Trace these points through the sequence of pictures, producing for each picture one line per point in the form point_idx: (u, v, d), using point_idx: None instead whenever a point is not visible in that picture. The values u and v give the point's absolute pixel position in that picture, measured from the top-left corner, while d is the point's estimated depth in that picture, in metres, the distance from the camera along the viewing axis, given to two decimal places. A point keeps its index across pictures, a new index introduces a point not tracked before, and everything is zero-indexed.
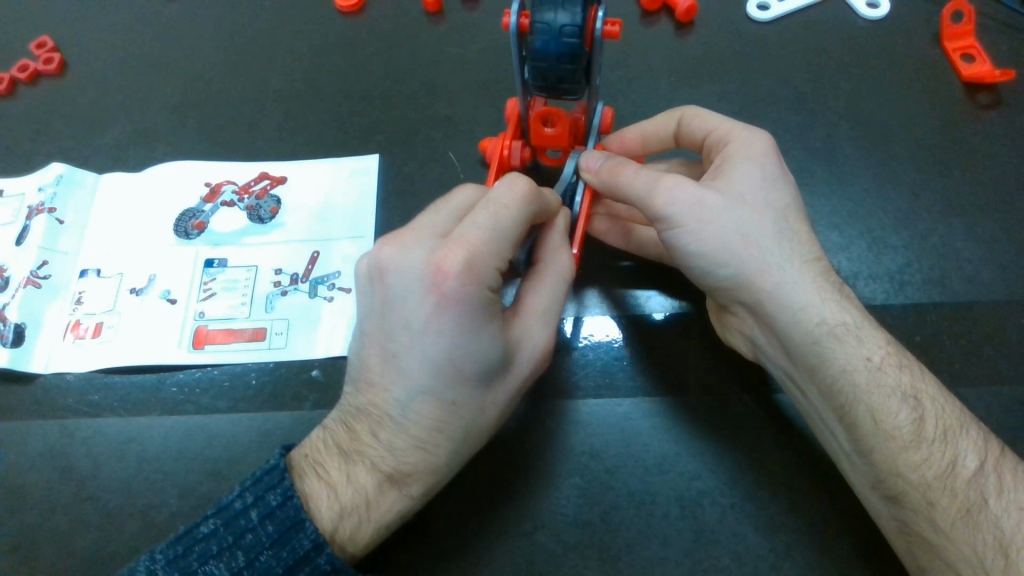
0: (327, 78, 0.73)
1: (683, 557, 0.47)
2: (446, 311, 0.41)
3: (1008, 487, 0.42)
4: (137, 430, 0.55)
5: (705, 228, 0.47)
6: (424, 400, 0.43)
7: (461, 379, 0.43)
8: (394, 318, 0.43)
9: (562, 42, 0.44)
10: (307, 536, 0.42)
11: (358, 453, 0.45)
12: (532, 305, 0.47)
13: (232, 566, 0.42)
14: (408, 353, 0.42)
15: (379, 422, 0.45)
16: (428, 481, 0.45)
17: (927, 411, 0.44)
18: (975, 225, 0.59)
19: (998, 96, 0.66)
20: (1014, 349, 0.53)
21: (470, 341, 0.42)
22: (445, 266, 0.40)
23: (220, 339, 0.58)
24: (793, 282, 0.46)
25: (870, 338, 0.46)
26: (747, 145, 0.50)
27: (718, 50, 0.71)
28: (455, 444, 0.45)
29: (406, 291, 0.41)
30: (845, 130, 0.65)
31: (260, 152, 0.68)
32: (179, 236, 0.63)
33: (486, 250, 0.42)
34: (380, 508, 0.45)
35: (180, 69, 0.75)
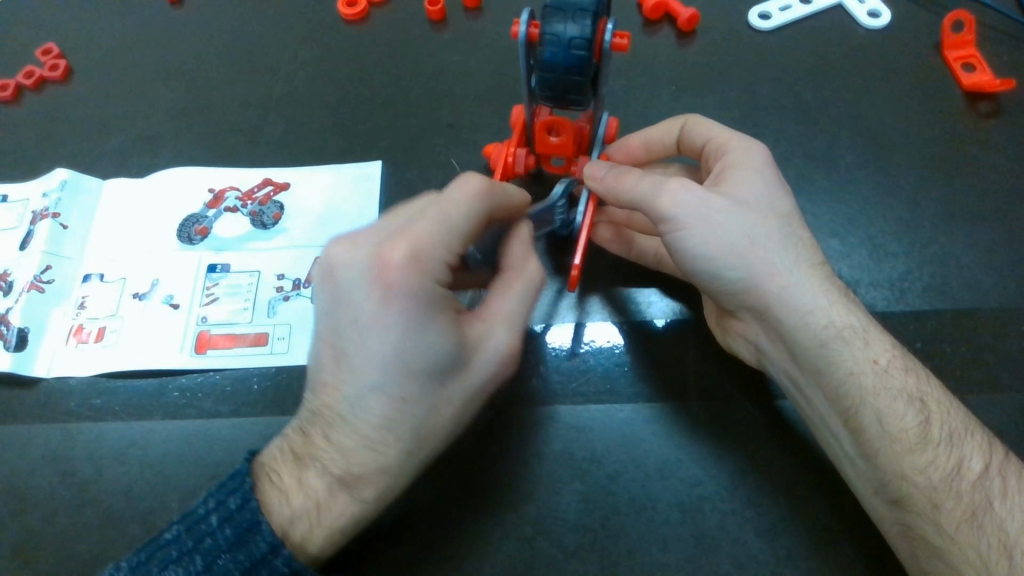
0: (330, 85, 0.73)
1: (684, 562, 0.47)
2: (390, 303, 0.40)
3: (1012, 490, 0.42)
4: (139, 434, 0.55)
5: (712, 231, 0.47)
6: (375, 400, 0.42)
7: (412, 378, 0.42)
8: (341, 315, 0.42)
9: (571, 54, 0.45)
10: (264, 538, 0.43)
11: (311, 458, 0.46)
12: (496, 304, 0.45)
13: (191, 571, 0.42)
14: (358, 350, 0.41)
15: (332, 426, 0.44)
16: (381, 483, 0.45)
17: (932, 413, 0.44)
18: (975, 233, 0.59)
19: (999, 105, 0.66)
20: (1015, 356, 0.53)
21: (420, 340, 0.41)
22: (386, 260, 0.40)
23: (222, 344, 0.58)
24: (799, 284, 0.47)
25: (876, 341, 0.46)
26: (747, 152, 0.51)
27: (719, 58, 0.71)
28: (408, 446, 0.44)
29: (348, 287, 0.41)
30: (846, 138, 0.66)
31: (263, 158, 0.69)
32: (182, 241, 0.64)
33: (432, 244, 0.41)
34: (331, 512, 0.45)
35: (185, 76, 0.76)
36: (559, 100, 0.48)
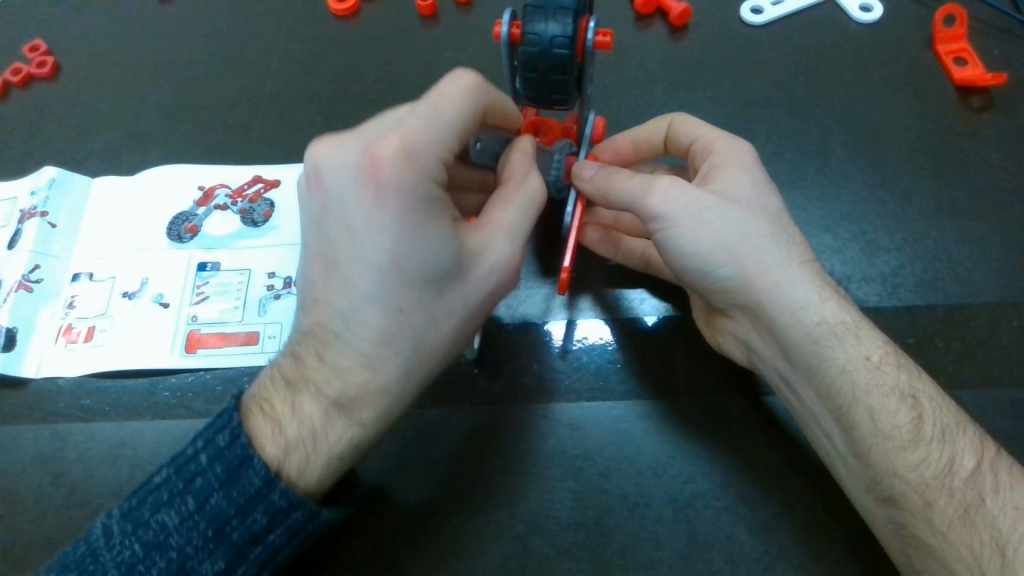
0: (321, 81, 0.73)
1: (676, 559, 0.47)
2: (384, 201, 0.40)
3: (1004, 486, 0.42)
4: (130, 434, 0.55)
5: (704, 228, 0.47)
6: (371, 310, 0.42)
7: (408, 284, 0.42)
8: (336, 220, 0.42)
9: (553, 53, 0.44)
10: (257, 474, 0.42)
11: (304, 382, 0.45)
12: (499, 220, 0.46)
13: (183, 513, 0.41)
14: (353, 256, 0.41)
15: (326, 344, 0.44)
16: (379, 403, 0.44)
17: (925, 410, 0.44)
18: (967, 228, 0.59)
19: (990, 99, 0.66)
20: (1006, 350, 0.53)
21: (416, 239, 0.41)
22: (377, 155, 0.40)
23: (212, 343, 0.58)
24: (791, 280, 0.47)
25: (868, 339, 0.46)
26: (733, 151, 0.51)
27: (711, 53, 0.71)
28: (406, 360, 0.44)
29: (341, 190, 0.41)
30: (839, 133, 0.65)
31: (253, 156, 0.68)
32: (171, 239, 0.63)
33: (425, 140, 0.41)
34: (328, 439, 0.44)
35: (174, 72, 0.75)
36: (542, 100, 0.48)
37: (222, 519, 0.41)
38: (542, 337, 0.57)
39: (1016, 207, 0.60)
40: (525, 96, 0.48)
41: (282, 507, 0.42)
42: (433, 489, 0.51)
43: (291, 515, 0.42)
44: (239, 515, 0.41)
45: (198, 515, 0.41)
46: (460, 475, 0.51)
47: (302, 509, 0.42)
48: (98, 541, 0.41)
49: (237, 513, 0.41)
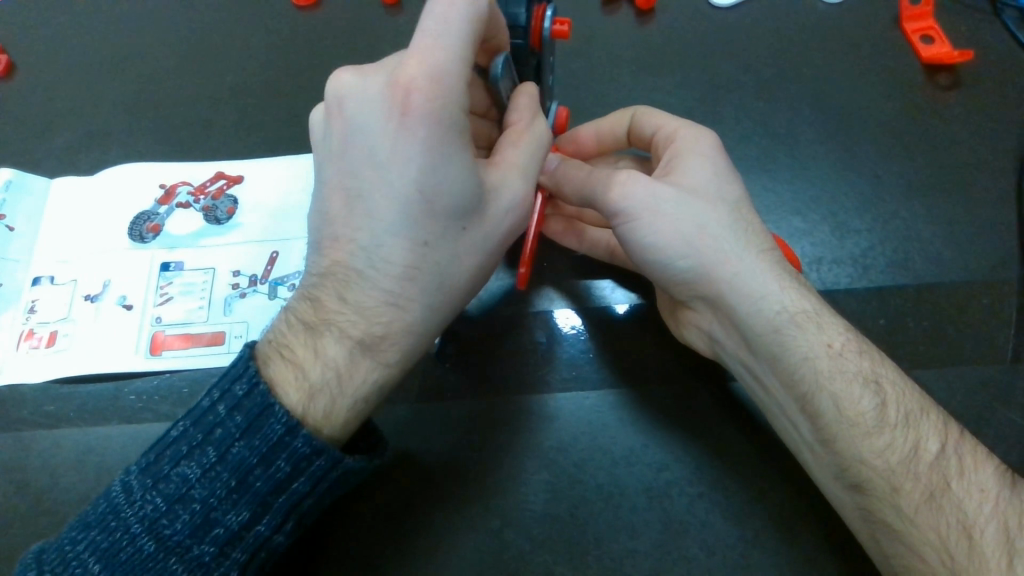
0: (284, 74, 0.71)
1: (652, 548, 0.47)
2: (413, 127, 0.40)
3: (969, 468, 0.42)
4: (95, 440, 0.53)
5: (661, 221, 0.48)
6: (397, 243, 0.43)
7: (434, 215, 0.42)
8: (361, 151, 0.42)
9: (507, 39, 0.47)
10: (278, 421, 0.41)
11: (325, 324, 0.44)
12: (513, 159, 0.46)
13: (204, 463, 0.41)
14: (379, 187, 0.42)
15: (349, 284, 0.44)
16: (403, 341, 0.45)
17: (889, 396, 0.44)
18: (936, 207, 0.59)
19: (958, 76, 0.66)
20: (977, 329, 0.53)
21: (444, 166, 0.41)
22: (405, 77, 0.40)
23: (177, 344, 0.57)
24: (750, 269, 0.47)
25: (829, 327, 0.46)
26: (693, 140, 0.51)
27: (679, 37, 0.70)
28: (430, 296, 0.45)
29: (371, 117, 0.42)
30: (808, 114, 0.65)
31: (216, 152, 0.67)
32: (133, 240, 0.62)
33: (453, 63, 0.41)
34: (353, 381, 0.44)
35: (133, 68, 0.73)
36: None
37: (244, 468, 0.41)
38: (513, 328, 0.56)
39: (985, 184, 0.60)
40: None
41: (305, 454, 0.41)
42: (406, 485, 0.50)
43: (314, 463, 0.41)
44: (261, 465, 0.41)
45: (220, 466, 0.41)
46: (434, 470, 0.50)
47: (325, 457, 0.41)
48: (119, 497, 0.41)
49: (259, 462, 0.41)
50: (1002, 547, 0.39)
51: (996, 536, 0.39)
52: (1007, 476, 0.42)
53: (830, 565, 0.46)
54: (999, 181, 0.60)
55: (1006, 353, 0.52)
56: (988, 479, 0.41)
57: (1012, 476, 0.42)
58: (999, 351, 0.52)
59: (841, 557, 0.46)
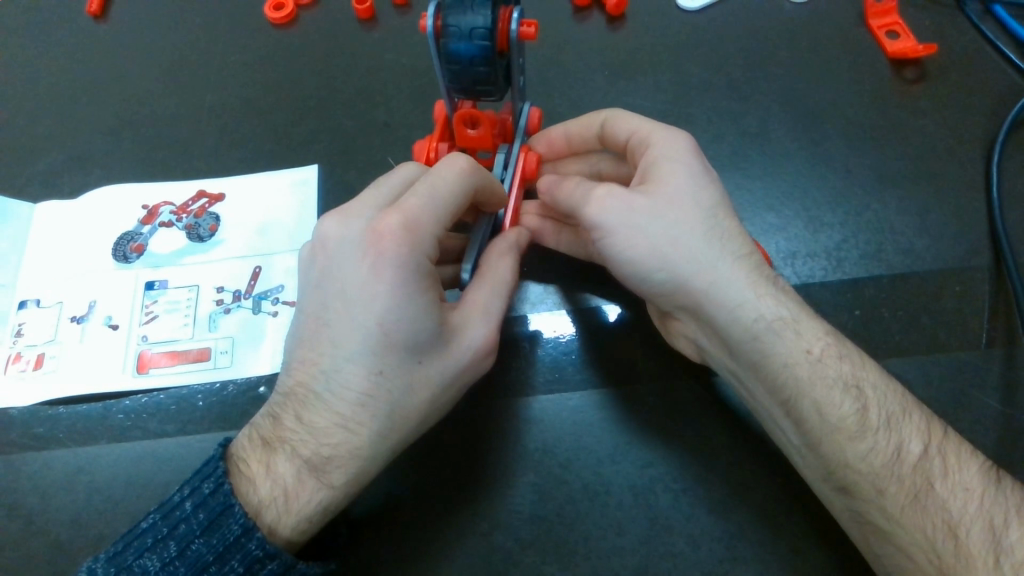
0: (262, 91, 0.72)
1: (639, 545, 0.48)
2: (380, 271, 0.42)
3: (952, 467, 0.43)
4: (86, 460, 0.53)
5: (635, 235, 0.48)
6: (353, 372, 0.43)
7: (387, 351, 0.43)
8: (331, 286, 0.44)
9: (474, 43, 0.48)
10: (236, 521, 0.42)
11: (280, 442, 0.45)
12: (478, 300, 0.47)
13: (164, 557, 0.42)
14: (340, 320, 0.44)
15: (306, 405, 0.45)
16: (351, 467, 0.44)
17: (869, 400, 0.45)
18: (907, 198, 0.60)
19: (924, 69, 0.67)
20: (951, 316, 0.54)
21: (405, 306, 0.42)
22: (382, 225, 0.43)
23: (164, 361, 0.57)
24: (726, 277, 0.47)
25: (809, 333, 0.47)
26: (669, 145, 0.51)
27: (650, 41, 0.71)
28: (381, 424, 0.44)
29: (343, 254, 0.44)
30: (778, 112, 0.66)
31: (197, 170, 0.68)
32: (118, 260, 0.62)
33: (423, 215, 0.44)
34: (299, 500, 0.44)
35: (113, 91, 0.74)
36: (469, 92, 0.52)
37: (200, 565, 0.42)
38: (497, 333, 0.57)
39: (954, 173, 0.61)
40: (452, 88, 0.52)
41: (258, 557, 0.42)
42: (397, 494, 0.50)
43: (267, 565, 0.42)
44: (217, 563, 0.42)
45: (179, 561, 0.42)
46: (422, 475, 0.51)
47: (277, 560, 0.42)
48: None
49: (215, 560, 0.42)
50: (987, 545, 0.40)
51: (982, 535, 0.40)
52: (990, 471, 0.43)
53: (814, 554, 0.47)
54: (968, 170, 0.61)
55: (979, 338, 0.53)
56: (972, 478, 0.42)
57: (995, 471, 0.43)
58: (972, 337, 0.53)
59: (825, 546, 0.47)
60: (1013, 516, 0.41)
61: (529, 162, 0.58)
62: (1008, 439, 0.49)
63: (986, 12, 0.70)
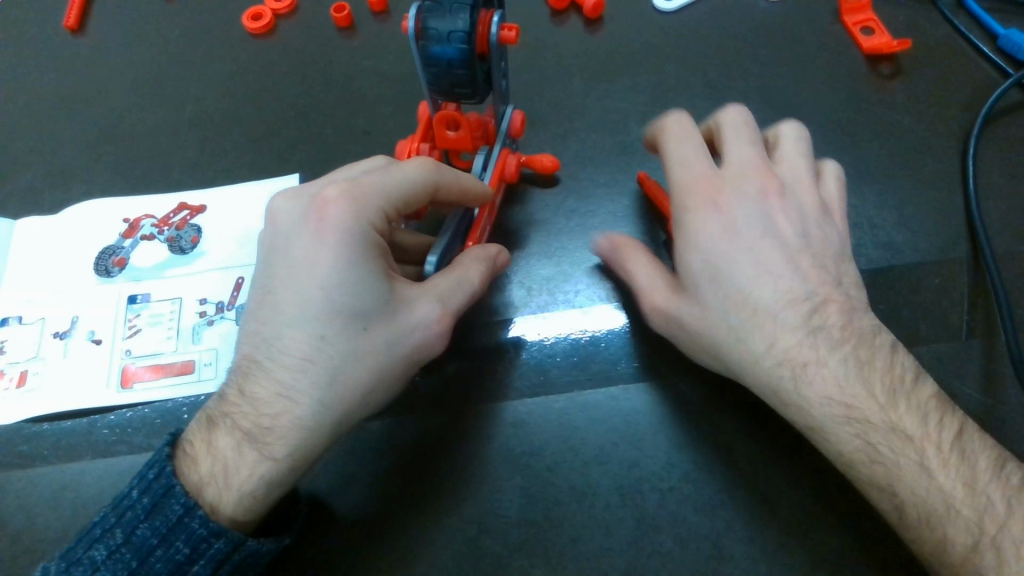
0: (242, 102, 0.72)
1: (627, 546, 0.48)
2: (323, 235, 0.44)
3: (1012, 542, 0.40)
4: (70, 476, 0.53)
5: (680, 317, 0.49)
6: (295, 339, 0.43)
7: (327, 316, 0.43)
8: (277, 257, 0.45)
9: (453, 46, 0.48)
10: (178, 501, 0.43)
11: (222, 417, 0.45)
12: (434, 286, 0.47)
13: (111, 545, 0.42)
14: (284, 290, 0.44)
15: (248, 376, 0.45)
16: (293, 438, 0.43)
17: (932, 456, 0.42)
18: (885, 192, 0.61)
19: (899, 65, 0.68)
20: (931, 309, 0.54)
21: (345, 271, 0.43)
22: (327, 195, 0.45)
23: (147, 375, 0.57)
24: (770, 307, 0.47)
25: (879, 370, 0.45)
26: (704, 190, 0.50)
27: (628, 43, 0.72)
28: (324, 391, 0.43)
29: (292, 229, 0.45)
30: (756, 111, 0.67)
31: (179, 182, 0.67)
32: (99, 275, 0.62)
33: (372, 189, 0.46)
34: (239, 474, 0.43)
35: (91, 106, 0.74)
36: (448, 93, 0.52)
37: (146, 549, 0.42)
38: (479, 334, 0.57)
39: (931, 167, 0.62)
40: (432, 89, 0.52)
41: (203, 536, 0.42)
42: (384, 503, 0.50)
43: (214, 545, 0.42)
44: (162, 545, 0.42)
45: (124, 547, 0.42)
46: (408, 481, 0.51)
47: (224, 539, 0.42)
48: None
49: (160, 542, 0.42)
50: None
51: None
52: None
53: (800, 548, 0.47)
54: (944, 163, 0.62)
55: (961, 331, 0.53)
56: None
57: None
58: (953, 330, 0.53)
59: (812, 541, 0.47)
60: None
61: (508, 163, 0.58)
62: (991, 429, 0.49)
63: (959, 6, 0.71)
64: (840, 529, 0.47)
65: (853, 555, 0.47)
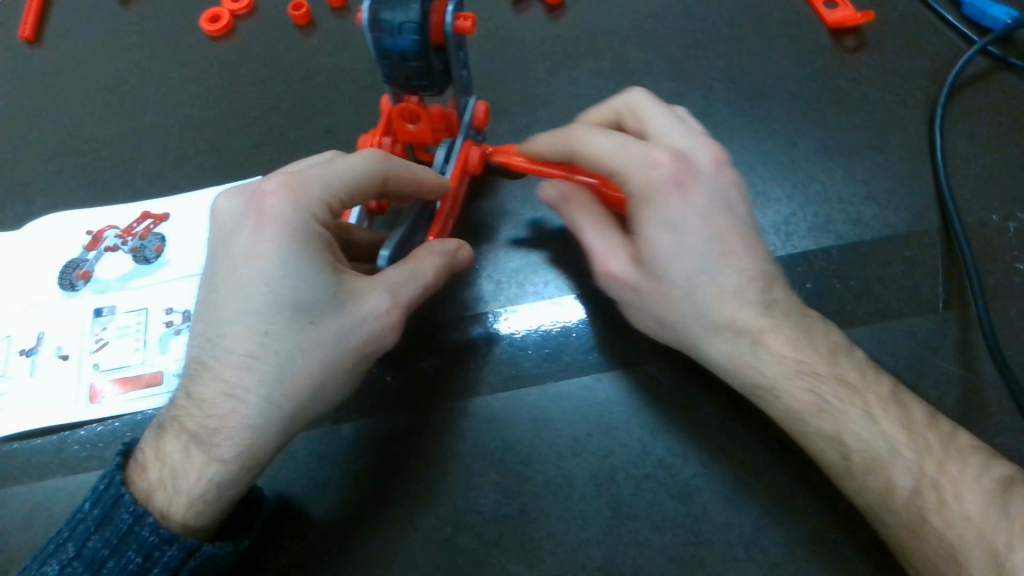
0: (203, 106, 0.71)
1: (604, 536, 0.48)
2: (263, 229, 0.43)
3: (953, 482, 0.41)
4: (41, 495, 0.53)
5: (649, 305, 0.50)
6: (238, 337, 0.43)
7: (269, 312, 0.42)
8: (218, 255, 0.45)
9: (406, 37, 0.47)
10: (128, 510, 0.43)
11: (172, 422, 0.45)
12: (385, 279, 0.46)
13: (63, 560, 0.42)
14: (224, 288, 0.43)
15: (195, 378, 0.45)
16: (240, 438, 0.43)
17: (873, 405, 0.45)
18: (853, 167, 0.60)
19: (864, 37, 0.67)
20: (902, 282, 0.54)
21: (285, 265, 0.42)
22: (264, 188, 0.44)
23: (117, 389, 0.56)
24: (732, 285, 0.48)
25: (820, 335, 0.48)
26: (649, 176, 0.47)
27: (591, 28, 0.71)
28: (269, 389, 0.43)
29: (230, 225, 0.44)
30: (721, 90, 0.66)
31: (142, 191, 0.66)
32: (64, 289, 0.61)
33: (314, 179, 0.44)
34: (188, 478, 0.43)
35: (51, 117, 0.73)
36: (405, 86, 0.51)
37: (98, 561, 0.42)
38: (449, 331, 0.56)
39: (899, 139, 0.61)
40: (388, 82, 0.51)
41: (155, 543, 0.42)
42: (360, 507, 0.50)
43: (166, 552, 0.42)
44: (113, 555, 0.42)
45: (77, 561, 0.42)
46: (381, 482, 0.50)
47: (177, 545, 0.42)
48: None
49: (111, 553, 0.42)
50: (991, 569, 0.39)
51: (982, 556, 0.39)
52: (999, 494, 0.41)
53: (777, 530, 0.47)
54: (911, 135, 0.61)
55: (933, 303, 0.53)
56: (974, 503, 0.41)
57: (1006, 492, 0.40)
58: (925, 302, 0.53)
59: (789, 523, 0.47)
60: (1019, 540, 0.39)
61: (471, 156, 0.58)
62: (966, 400, 0.49)
63: None
64: (817, 509, 0.47)
65: (830, 534, 0.46)
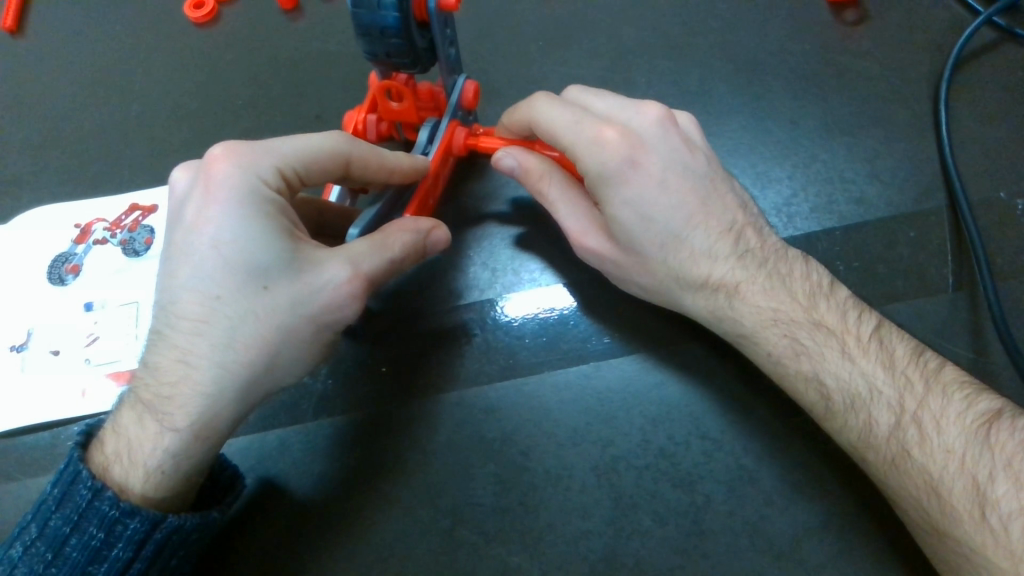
0: (191, 94, 0.70)
1: (605, 527, 0.47)
2: (211, 192, 0.42)
3: (933, 416, 0.40)
4: (37, 492, 0.52)
5: (623, 274, 0.50)
6: (187, 302, 0.42)
7: (218, 276, 0.41)
8: (171, 224, 0.44)
9: (384, 13, 0.46)
10: (85, 485, 0.41)
11: (131, 394, 0.45)
12: (347, 250, 0.45)
13: (28, 540, 0.42)
14: (174, 255, 0.43)
15: (152, 346, 0.44)
16: (192, 405, 0.42)
17: (851, 345, 0.44)
18: (856, 145, 0.59)
19: (865, 11, 0.66)
20: (906, 262, 0.53)
21: (234, 228, 0.41)
22: (213, 154, 0.44)
23: (111, 382, 0.55)
24: (703, 246, 0.48)
25: (798, 279, 0.48)
26: (597, 158, 0.47)
27: (583, 6, 0.69)
28: (222, 355, 0.41)
29: (183, 193, 0.44)
30: (719, 68, 0.64)
31: (132, 182, 0.65)
32: (54, 283, 0.60)
33: (264, 150, 0.44)
34: (144, 450, 0.42)
35: (37, 110, 0.71)
36: (386, 61, 0.50)
37: (61, 540, 0.41)
38: (443, 320, 0.55)
39: (902, 116, 0.60)
40: (369, 56, 0.50)
41: (116, 517, 0.41)
42: (355, 500, 0.49)
43: (128, 525, 0.41)
44: (75, 532, 0.41)
45: (40, 540, 0.42)
46: (377, 475, 0.50)
47: (139, 517, 0.41)
48: None
49: (72, 530, 0.41)
50: (971, 500, 0.37)
51: (965, 489, 0.38)
52: (981, 427, 0.39)
53: (782, 518, 0.46)
54: (913, 112, 0.60)
55: (939, 284, 0.52)
56: (955, 436, 0.39)
57: (989, 425, 0.39)
58: (931, 283, 0.52)
59: (794, 510, 0.46)
60: (1000, 470, 0.37)
61: (456, 136, 0.56)
62: None
63: None
64: (821, 497, 0.46)
65: (835, 522, 0.46)
